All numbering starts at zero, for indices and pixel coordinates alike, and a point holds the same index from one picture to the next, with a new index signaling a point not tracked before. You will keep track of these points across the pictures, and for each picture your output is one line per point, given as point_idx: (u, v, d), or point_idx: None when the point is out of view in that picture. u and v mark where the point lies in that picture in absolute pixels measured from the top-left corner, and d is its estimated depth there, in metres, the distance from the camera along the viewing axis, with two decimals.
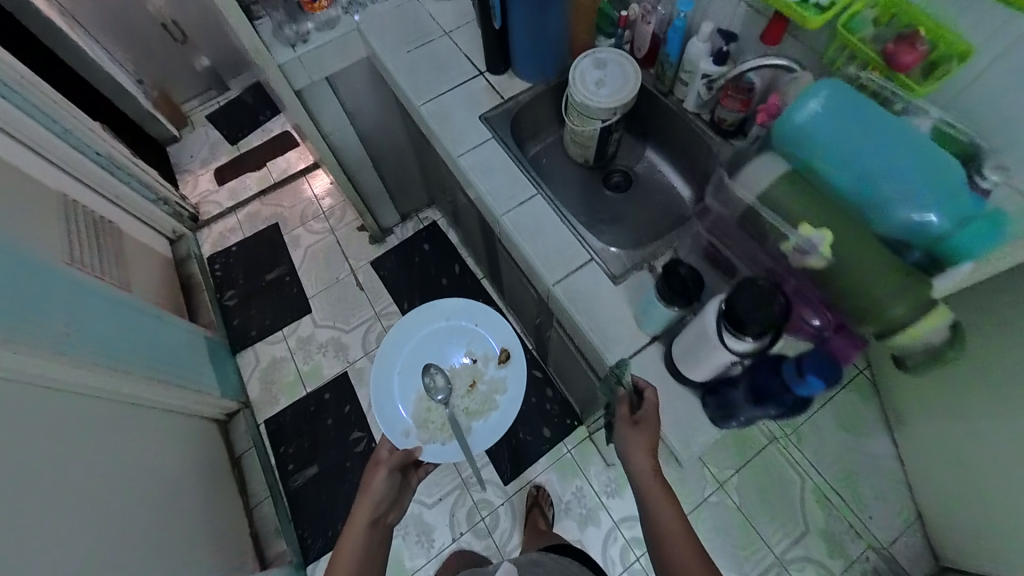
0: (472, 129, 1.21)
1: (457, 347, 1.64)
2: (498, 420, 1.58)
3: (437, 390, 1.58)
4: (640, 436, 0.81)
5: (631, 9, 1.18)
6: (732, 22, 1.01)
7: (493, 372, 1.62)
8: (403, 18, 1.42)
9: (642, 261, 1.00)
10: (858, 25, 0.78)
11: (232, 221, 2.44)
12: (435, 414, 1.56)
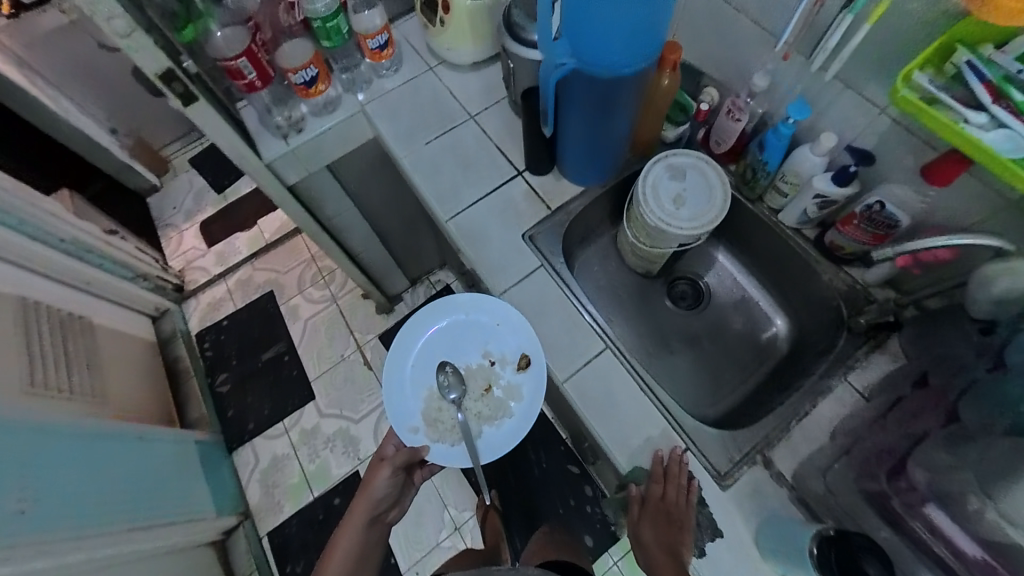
0: (515, 255, 0.98)
1: (473, 339, 1.00)
2: (516, 436, 0.95)
3: (446, 385, 0.99)
4: (651, 515, 0.77)
5: (712, 98, 0.96)
6: (863, 139, 0.77)
7: (517, 374, 0.95)
8: (419, 97, 1.17)
9: (752, 452, 0.79)
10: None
11: (221, 289, 2.19)
12: (442, 416, 0.98)
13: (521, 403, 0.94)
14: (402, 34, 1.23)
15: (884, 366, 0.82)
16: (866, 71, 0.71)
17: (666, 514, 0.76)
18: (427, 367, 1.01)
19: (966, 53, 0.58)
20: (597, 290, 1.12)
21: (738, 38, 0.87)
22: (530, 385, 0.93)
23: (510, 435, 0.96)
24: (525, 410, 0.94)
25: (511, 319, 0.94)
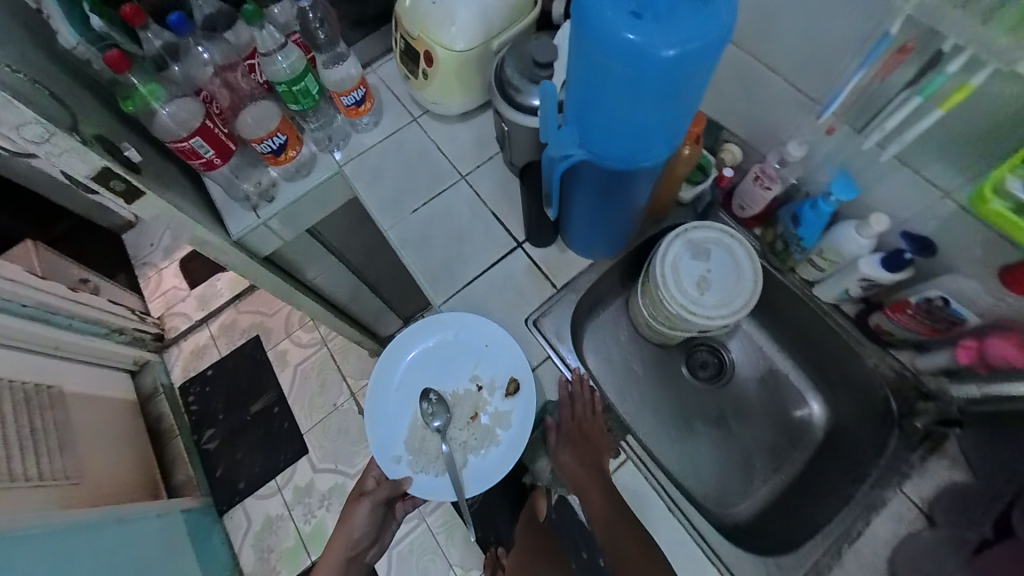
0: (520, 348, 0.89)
1: (459, 363, 0.91)
2: (501, 468, 0.85)
3: (430, 413, 0.91)
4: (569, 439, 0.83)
5: (733, 156, 0.85)
6: (919, 224, 0.67)
7: (505, 400, 0.88)
8: (404, 154, 1.05)
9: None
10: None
11: (204, 335, 2.06)
12: (426, 445, 0.89)
13: (509, 433, 0.86)
14: (384, 80, 1.11)
15: (942, 473, 0.72)
16: (927, 154, 0.61)
17: (583, 437, 0.82)
18: (410, 393, 0.92)
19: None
20: (610, 364, 1.00)
21: (769, 97, 0.76)
22: (520, 412, 0.86)
23: (495, 467, 0.86)
24: (512, 441, 0.86)
25: (500, 339, 0.88)
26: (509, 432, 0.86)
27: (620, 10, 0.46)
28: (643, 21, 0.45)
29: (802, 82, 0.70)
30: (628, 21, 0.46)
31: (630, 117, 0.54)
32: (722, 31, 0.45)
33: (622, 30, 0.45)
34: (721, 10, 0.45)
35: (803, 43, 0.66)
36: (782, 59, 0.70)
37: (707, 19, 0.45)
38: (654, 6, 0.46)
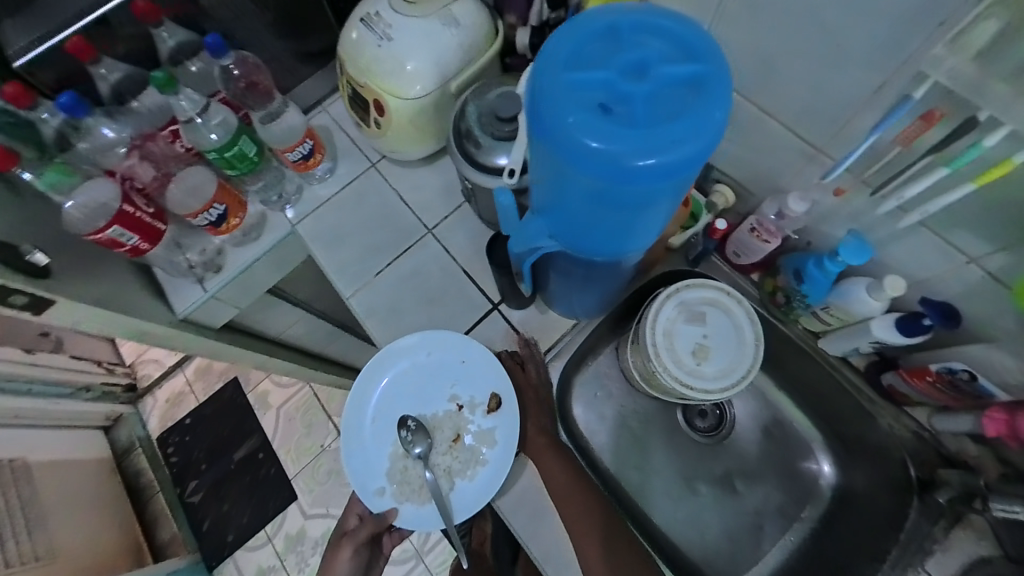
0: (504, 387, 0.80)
1: (436, 383, 0.81)
2: (492, 491, 0.76)
3: (408, 441, 0.79)
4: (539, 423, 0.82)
5: (727, 198, 0.79)
6: (942, 286, 0.63)
7: (490, 416, 0.79)
8: (365, 207, 0.96)
9: None
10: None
11: (179, 381, 1.92)
12: (407, 476, 0.78)
13: (497, 451, 0.77)
14: (337, 122, 1.00)
15: (968, 547, 0.67)
16: (952, 219, 0.56)
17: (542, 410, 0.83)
18: (386, 420, 0.80)
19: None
20: (601, 422, 0.90)
21: (766, 141, 0.69)
22: (507, 427, 0.78)
23: (484, 492, 0.76)
24: (501, 459, 0.77)
25: (479, 352, 0.81)
26: (496, 450, 0.77)
27: (585, 110, 0.38)
28: (616, 122, 0.38)
29: (805, 130, 0.63)
30: (596, 125, 0.38)
31: (604, 214, 0.46)
32: (710, 132, 0.38)
33: (590, 137, 0.37)
34: (707, 107, 0.38)
35: (804, 88, 0.59)
36: (781, 104, 0.63)
37: (692, 121, 0.37)
38: (626, 104, 0.38)
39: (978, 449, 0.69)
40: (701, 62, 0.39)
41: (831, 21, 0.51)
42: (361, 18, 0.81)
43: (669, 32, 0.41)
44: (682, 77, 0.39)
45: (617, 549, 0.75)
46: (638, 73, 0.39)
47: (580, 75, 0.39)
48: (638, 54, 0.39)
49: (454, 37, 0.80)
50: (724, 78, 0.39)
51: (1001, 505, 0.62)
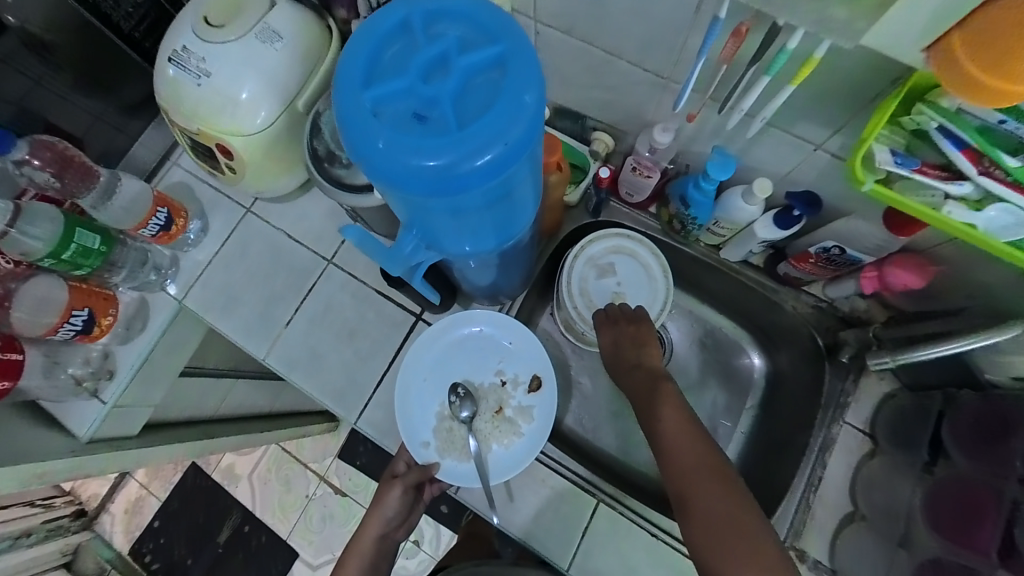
0: (540, 363, 0.79)
1: (484, 355, 0.80)
2: (527, 462, 0.75)
3: (457, 404, 0.78)
4: (629, 331, 0.75)
5: (605, 143, 0.82)
6: (801, 176, 0.68)
7: (531, 395, 0.79)
8: (252, 256, 0.89)
9: (805, 502, 0.74)
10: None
11: (133, 486, 1.65)
12: (453, 436, 0.76)
13: (536, 429, 0.77)
14: (193, 174, 0.91)
15: (877, 388, 0.77)
16: (793, 114, 0.59)
17: (642, 338, 0.74)
18: (436, 383, 0.79)
19: (934, 114, 0.45)
20: (630, 340, 0.74)
21: (623, 79, 0.70)
22: (547, 406, 0.78)
23: (519, 462, 0.75)
24: (540, 436, 0.76)
25: (524, 333, 0.80)
26: (535, 428, 0.77)
27: (398, 128, 0.37)
28: (432, 130, 0.37)
29: (649, 62, 0.64)
30: (418, 139, 0.36)
31: (470, 213, 0.45)
32: (527, 113, 0.37)
33: (410, 155, 0.36)
34: (517, 86, 0.37)
35: (634, 23, 0.59)
36: (621, 43, 0.63)
37: (507, 105, 0.37)
38: (437, 108, 0.37)
39: (867, 304, 0.77)
40: (502, 41, 0.38)
41: None
42: (168, 57, 0.69)
43: (463, 15, 0.39)
44: (485, 62, 0.38)
45: (692, 469, 0.57)
46: (441, 71, 0.38)
47: (382, 92, 0.37)
48: (436, 49, 0.38)
49: (282, 52, 0.70)
50: (527, 51, 0.38)
51: (873, 360, 0.72)
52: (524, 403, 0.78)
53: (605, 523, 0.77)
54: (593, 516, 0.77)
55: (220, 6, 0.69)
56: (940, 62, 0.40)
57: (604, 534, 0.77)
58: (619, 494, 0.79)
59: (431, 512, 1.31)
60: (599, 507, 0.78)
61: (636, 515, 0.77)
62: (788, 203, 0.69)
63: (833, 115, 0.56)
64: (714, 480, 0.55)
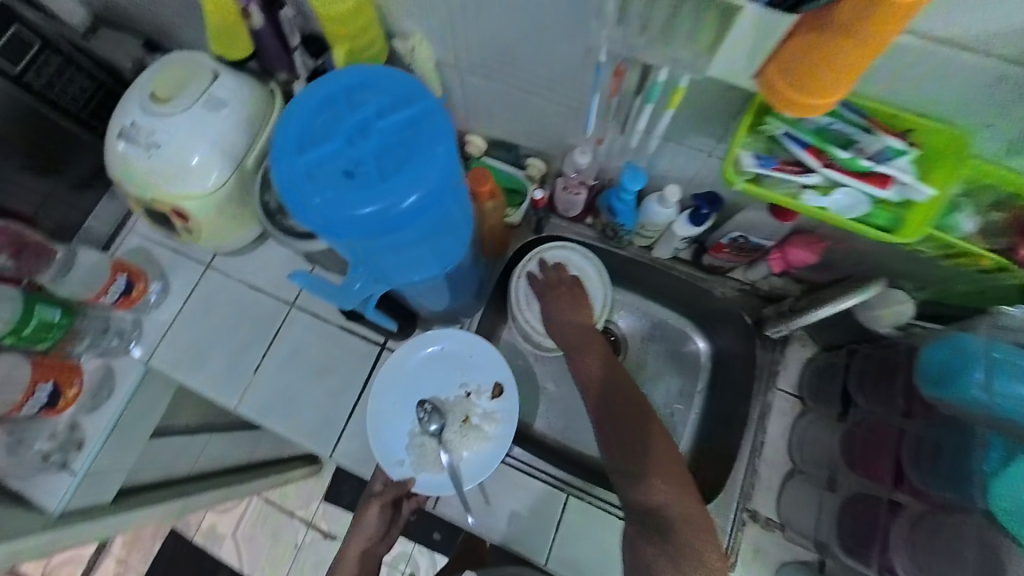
0: (499, 369, 0.83)
1: (447, 370, 0.84)
2: (496, 463, 0.78)
3: (425, 420, 0.81)
4: (561, 294, 0.85)
5: (537, 167, 0.91)
6: (702, 179, 0.78)
7: (495, 401, 0.82)
8: (215, 310, 0.92)
9: (751, 466, 0.83)
10: (954, 226, 0.55)
11: (110, 562, 1.58)
12: (426, 450, 0.80)
13: (502, 432, 0.80)
14: (149, 238, 0.94)
15: (801, 353, 0.87)
16: (682, 129, 0.69)
17: (571, 294, 0.85)
18: (405, 403, 0.83)
19: (776, 122, 0.55)
20: (558, 299, 0.85)
21: (541, 112, 0.79)
22: (510, 409, 0.81)
23: (490, 465, 0.79)
24: (507, 439, 0.80)
25: (481, 343, 0.84)
26: (501, 431, 0.80)
27: (331, 185, 0.43)
28: (361, 184, 0.43)
29: (559, 97, 0.74)
30: (349, 193, 0.43)
31: (407, 248, 0.52)
32: (440, 161, 0.44)
33: (344, 207, 0.43)
34: (431, 141, 0.44)
35: (539, 67, 0.69)
36: (533, 82, 0.73)
37: (423, 157, 0.44)
38: (363, 164, 0.44)
39: (782, 282, 0.87)
40: (414, 104, 0.45)
41: (524, 12, 0.60)
42: (117, 133, 0.74)
43: (380, 84, 0.47)
44: (401, 121, 0.45)
45: (624, 403, 0.73)
46: (365, 133, 0.45)
47: (314, 157, 0.44)
48: (358, 116, 0.45)
49: (227, 117, 0.75)
50: (437, 110, 0.46)
51: (772, 328, 0.84)
52: (489, 408, 0.82)
53: (576, 514, 0.84)
54: (566, 509, 0.84)
55: (164, 83, 0.75)
56: (764, 88, 0.48)
57: (577, 525, 0.83)
58: (586, 485, 0.86)
59: (424, 539, 1.33)
60: (569, 501, 0.85)
61: (603, 501, 0.84)
62: (694, 203, 0.78)
63: (714, 128, 0.66)
64: (638, 406, 0.73)
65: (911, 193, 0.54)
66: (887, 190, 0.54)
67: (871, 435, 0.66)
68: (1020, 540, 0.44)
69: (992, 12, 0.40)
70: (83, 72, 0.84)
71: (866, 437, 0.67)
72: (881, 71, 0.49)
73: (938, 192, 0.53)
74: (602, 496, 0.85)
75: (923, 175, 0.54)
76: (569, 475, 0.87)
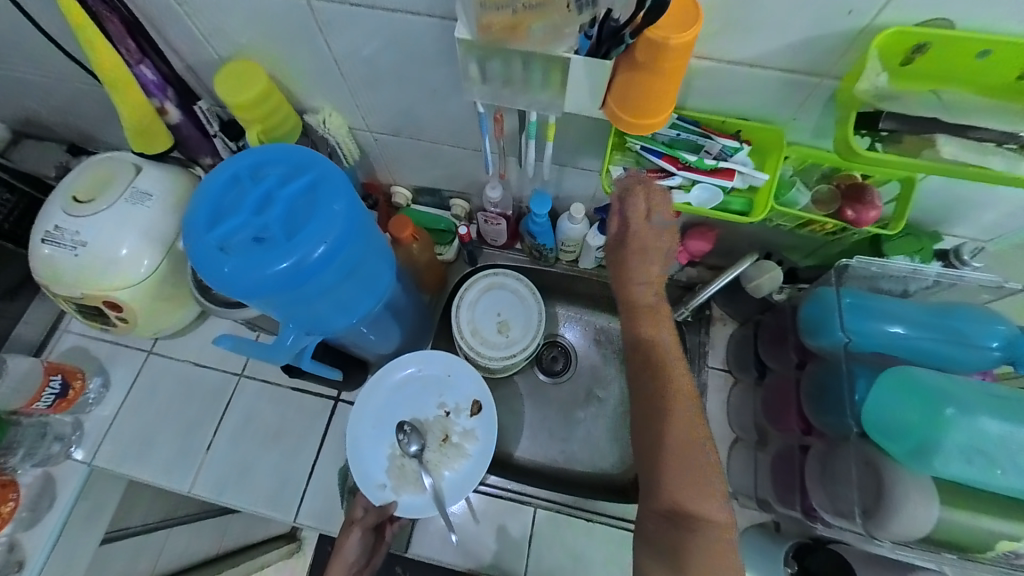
0: (478, 389, 0.86)
1: (426, 391, 0.86)
2: (476, 481, 0.81)
3: (405, 441, 0.83)
4: (642, 245, 0.68)
5: (460, 206, 0.98)
6: (601, 194, 0.88)
7: (473, 418, 0.85)
8: (160, 395, 0.92)
9: None
10: (792, 201, 0.66)
11: None
12: (405, 471, 0.82)
13: (480, 449, 0.83)
14: (86, 336, 0.95)
15: (724, 331, 0.95)
16: (569, 155, 0.79)
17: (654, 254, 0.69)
18: (383, 427, 0.84)
19: (634, 139, 0.66)
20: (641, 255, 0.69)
21: (451, 158, 0.88)
22: (487, 426, 0.84)
23: (470, 482, 0.81)
24: (485, 454, 0.82)
25: (459, 362, 0.86)
26: (479, 446, 0.83)
27: (243, 251, 0.53)
28: (270, 246, 0.53)
29: (461, 142, 0.82)
30: (259, 254, 0.53)
31: (327, 296, 0.61)
32: (338, 216, 0.55)
33: (259, 267, 0.52)
34: (326, 201, 0.55)
35: (437, 120, 0.78)
36: (435, 134, 0.82)
37: (320, 215, 0.55)
38: (270, 230, 0.54)
39: (696, 271, 0.97)
40: (309, 172, 0.56)
41: (408, 77, 0.70)
42: (42, 238, 0.77)
43: (282, 161, 0.58)
44: (300, 189, 0.56)
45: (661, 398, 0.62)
46: (268, 203, 0.55)
47: (224, 232, 0.53)
48: (260, 191, 0.55)
49: (152, 208, 0.79)
50: (330, 175, 0.57)
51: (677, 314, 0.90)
52: (467, 426, 0.85)
53: (547, 524, 0.90)
54: (536, 522, 0.90)
55: (86, 184, 0.78)
56: (610, 115, 0.58)
57: (547, 535, 0.90)
58: (554, 496, 0.91)
59: None
60: (539, 513, 0.91)
61: (572, 508, 0.91)
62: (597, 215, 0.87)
63: (594, 150, 0.76)
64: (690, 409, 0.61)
65: (751, 180, 0.64)
66: (734, 180, 0.64)
67: (779, 387, 0.76)
68: (889, 449, 0.53)
69: (752, 37, 0.52)
70: (4, 186, 0.86)
71: (773, 391, 0.78)
72: (698, 87, 0.61)
73: (771, 176, 0.64)
74: (571, 502, 0.91)
75: (758, 167, 0.66)
76: (536, 489, 0.92)
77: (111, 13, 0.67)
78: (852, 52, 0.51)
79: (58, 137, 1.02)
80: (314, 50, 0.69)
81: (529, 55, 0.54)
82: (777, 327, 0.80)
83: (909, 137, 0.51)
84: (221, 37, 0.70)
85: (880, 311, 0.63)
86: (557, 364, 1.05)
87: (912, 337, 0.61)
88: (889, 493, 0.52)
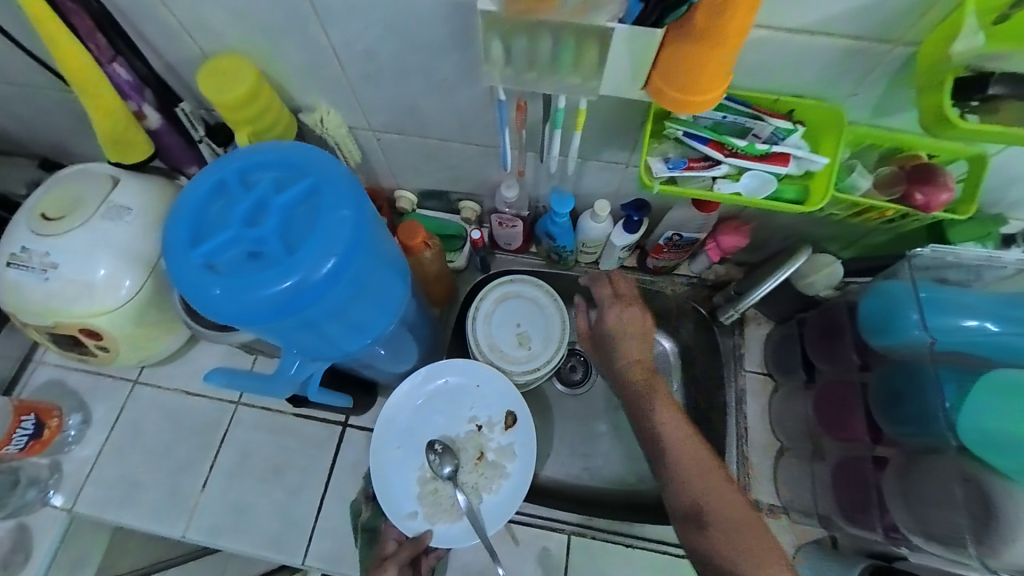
0: (513, 400, 0.78)
1: (454, 406, 0.78)
2: (517, 504, 0.73)
3: (438, 462, 0.75)
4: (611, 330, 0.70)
5: (470, 209, 0.91)
6: (625, 189, 0.81)
7: (508, 433, 0.77)
8: (147, 429, 0.83)
9: (742, 456, 0.81)
10: (852, 185, 0.59)
11: None
12: (440, 497, 0.74)
13: (519, 466, 0.75)
14: (63, 367, 0.86)
15: (761, 332, 0.87)
16: (594, 147, 0.72)
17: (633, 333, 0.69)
18: (410, 448, 0.76)
19: (675, 125, 0.59)
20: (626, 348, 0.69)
21: (460, 156, 0.80)
22: (525, 442, 0.76)
23: (511, 505, 0.73)
24: (526, 472, 0.75)
25: (490, 372, 0.78)
26: (519, 464, 0.75)
27: (237, 270, 0.46)
28: (268, 263, 0.46)
29: (473, 138, 0.75)
30: (255, 273, 0.45)
31: (334, 319, 0.53)
32: (347, 223, 0.48)
33: (258, 290, 0.45)
34: (330, 207, 0.47)
35: (448, 115, 0.71)
36: (445, 131, 0.74)
37: (323, 224, 0.47)
38: (266, 244, 0.46)
39: (725, 268, 0.89)
40: (308, 174, 0.49)
41: (415, 64, 0.62)
42: (7, 261, 0.68)
43: (276, 162, 0.50)
44: (299, 194, 0.48)
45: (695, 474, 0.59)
46: (263, 213, 0.48)
47: (212, 248, 0.46)
48: (252, 199, 0.47)
49: (132, 224, 0.70)
50: (331, 176, 0.49)
51: (724, 315, 0.84)
52: (503, 442, 0.76)
53: (580, 552, 0.83)
54: (570, 550, 0.83)
55: (56, 200, 0.70)
56: (655, 92, 0.51)
57: (582, 563, 0.82)
58: (586, 519, 0.84)
59: None
60: (571, 539, 0.84)
61: (607, 533, 0.84)
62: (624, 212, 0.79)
63: (622, 140, 0.69)
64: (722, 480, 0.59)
65: (807, 164, 0.58)
66: (789, 166, 0.57)
67: (833, 389, 0.70)
68: (998, 466, 0.50)
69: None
70: None
71: (824, 392, 0.72)
72: (751, 62, 0.54)
73: (830, 159, 0.57)
74: (605, 527, 0.84)
75: (812, 149, 0.59)
76: (566, 512, 0.85)
77: (76, 6, 0.59)
78: (936, 12, 0.45)
79: (31, 151, 0.94)
80: (308, 39, 0.61)
81: (561, 30, 0.47)
82: (825, 320, 0.72)
83: (1008, 105, 0.46)
84: (205, 27, 0.62)
85: (959, 302, 0.56)
86: (574, 376, 0.95)
87: (998, 333, 0.54)
88: (1000, 515, 0.49)
